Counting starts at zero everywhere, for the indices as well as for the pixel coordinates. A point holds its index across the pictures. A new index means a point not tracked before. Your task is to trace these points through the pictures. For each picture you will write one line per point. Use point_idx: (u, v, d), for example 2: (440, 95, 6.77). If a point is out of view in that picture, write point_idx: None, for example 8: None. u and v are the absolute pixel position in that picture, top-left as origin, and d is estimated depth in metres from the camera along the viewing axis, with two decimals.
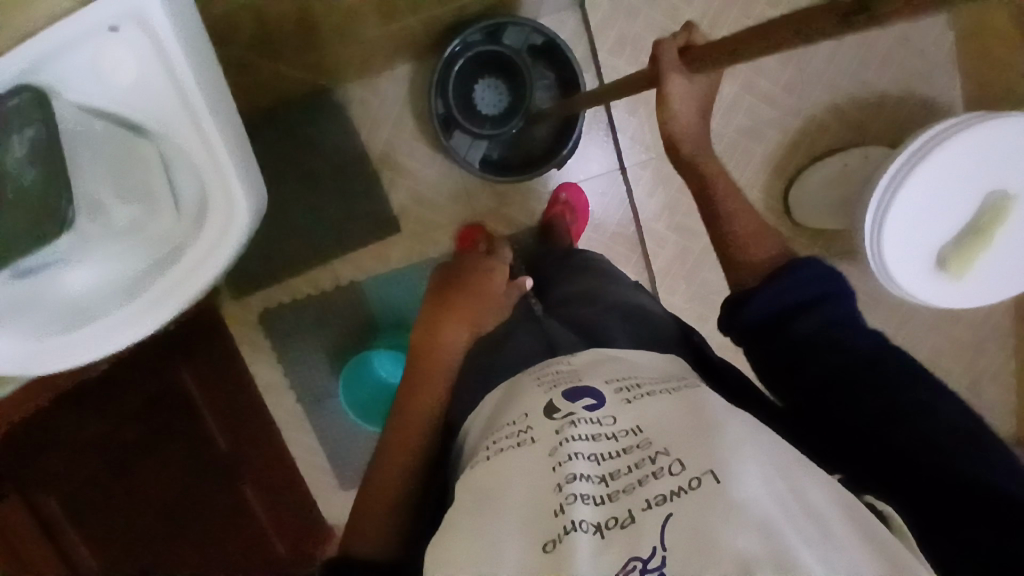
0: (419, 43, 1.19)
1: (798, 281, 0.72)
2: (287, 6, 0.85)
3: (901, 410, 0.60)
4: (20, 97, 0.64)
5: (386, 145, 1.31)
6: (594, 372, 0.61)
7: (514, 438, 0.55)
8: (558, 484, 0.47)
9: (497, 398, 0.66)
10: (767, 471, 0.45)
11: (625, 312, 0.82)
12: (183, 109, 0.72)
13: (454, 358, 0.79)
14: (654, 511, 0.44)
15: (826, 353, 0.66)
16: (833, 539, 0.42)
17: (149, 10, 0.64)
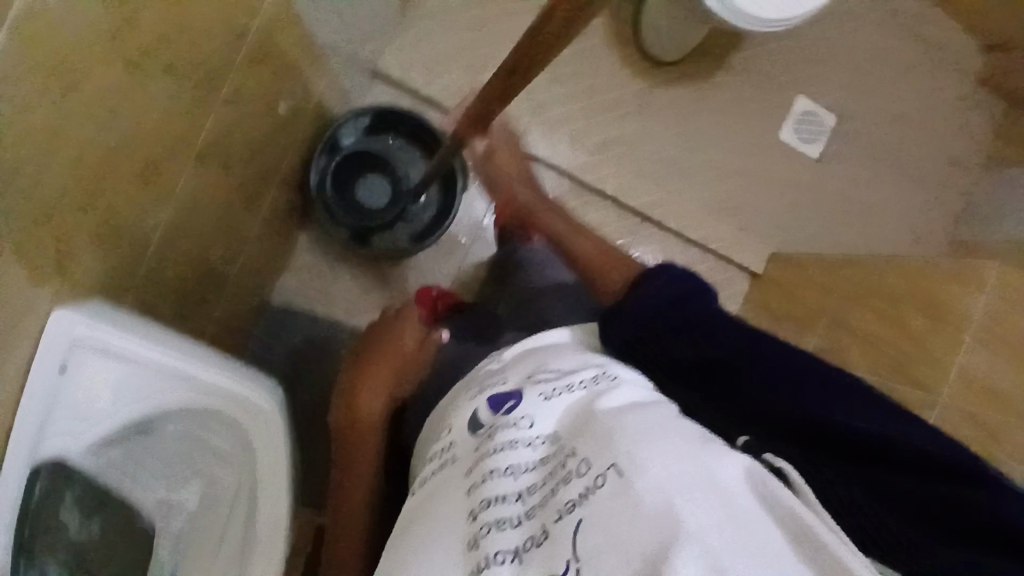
0: (294, 205, 1.23)
1: (658, 288, 0.73)
2: (179, 257, 0.88)
3: (759, 380, 0.63)
4: (42, 480, 0.67)
5: (342, 298, 1.34)
6: (517, 369, 0.65)
7: (440, 460, 0.60)
8: (473, 512, 0.51)
9: (441, 410, 0.70)
10: (676, 454, 0.47)
11: (560, 295, 1.02)
12: (174, 377, 0.77)
13: (374, 421, 0.91)
14: (564, 518, 0.46)
15: (690, 340, 0.68)
16: (740, 522, 0.43)
17: (80, 331, 0.67)
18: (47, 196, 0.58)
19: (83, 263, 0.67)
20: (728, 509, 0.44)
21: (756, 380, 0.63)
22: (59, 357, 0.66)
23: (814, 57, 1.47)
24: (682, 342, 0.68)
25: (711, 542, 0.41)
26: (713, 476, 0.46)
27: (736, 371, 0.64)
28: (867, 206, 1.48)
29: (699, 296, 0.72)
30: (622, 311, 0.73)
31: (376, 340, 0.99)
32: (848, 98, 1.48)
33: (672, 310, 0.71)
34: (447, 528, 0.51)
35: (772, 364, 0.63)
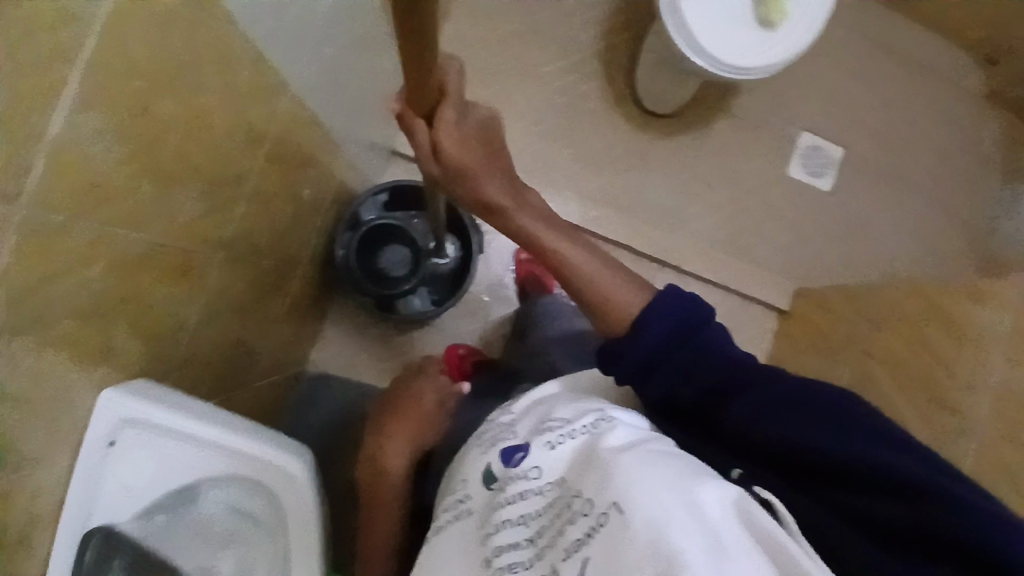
0: (322, 280, 1.32)
1: (658, 316, 0.72)
2: (214, 336, 0.96)
3: (749, 420, 0.66)
4: (93, 545, 0.72)
5: (372, 363, 1.40)
6: (525, 419, 0.64)
7: (453, 511, 0.59)
8: (487, 559, 0.51)
9: (457, 461, 0.69)
10: (673, 487, 0.46)
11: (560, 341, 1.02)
12: (209, 449, 0.83)
13: (398, 479, 0.89)
14: (570, 560, 0.46)
15: (690, 370, 0.70)
16: (736, 554, 0.41)
17: (125, 410, 0.74)
18: (92, 297, 0.67)
19: (127, 352, 0.75)
20: (725, 542, 0.42)
21: (744, 413, 0.66)
22: (106, 433, 0.74)
23: (810, 92, 1.50)
24: (682, 379, 0.71)
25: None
26: (715, 510, 0.44)
27: (730, 403, 0.68)
28: (882, 231, 1.48)
29: (698, 322, 0.72)
30: (618, 350, 0.73)
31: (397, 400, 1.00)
32: (849, 128, 1.51)
33: (669, 345, 0.71)
34: None
35: (759, 395, 0.66)
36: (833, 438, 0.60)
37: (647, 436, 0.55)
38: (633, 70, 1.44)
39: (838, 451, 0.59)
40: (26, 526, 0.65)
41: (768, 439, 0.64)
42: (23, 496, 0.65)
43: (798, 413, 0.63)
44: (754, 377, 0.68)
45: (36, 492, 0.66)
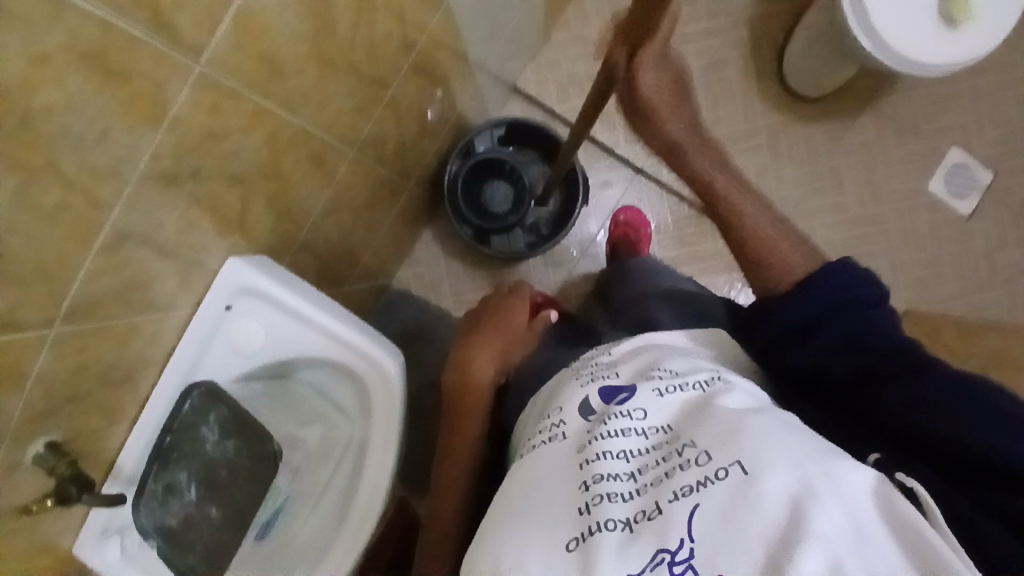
0: (425, 201, 1.33)
1: (825, 291, 0.65)
2: (327, 231, 0.99)
3: (904, 403, 0.55)
4: (194, 398, 0.77)
5: (453, 293, 1.42)
6: (630, 363, 0.62)
7: (546, 434, 0.56)
8: (585, 483, 0.49)
9: (546, 391, 0.67)
10: (803, 455, 0.44)
11: (664, 294, 0.89)
12: (316, 333, 0.85)
13: (487, 386, 0.83)
14: (680, 501, 0.44)
15: (844, 349, 0.61)
16: (863, 537, 0.40)
17: (247, 278, 0.78)
18: (238, 164, 0.70)
19: (252, 223, 0.78)
20: (852, 521, 0.41)
21: (899, 399, 0.56)
22: (225, 296, 0.78)
23: (974, 107, 1.38)
24: (834, 348, 0.61)
25: (839, 554, 0.39)
26: (846, 489, 0.42)
27: (887, 386, 0.57)
28: (1017, 269, 1.35)
29: (869, 304, 0.63)
30: (772, 313, 0.67)
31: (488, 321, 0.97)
32: (1007, 153, 1.37)
33: (832, 319, 0.63)
34: (546, 497, 0.50)
35: (923, 381, 0.55)
36: (977, 427, 0.51)
37: (762, 402, 0.53)
38: (784, 50, 1.35)
39: (999, 443, 0.49)
40: (138, 358, 0.70)
41: (924, 423, 0.53)
42: (140, 330, 0.69)
43: (962, 404, 0.53)
44: (917, 363, 0.57)
45: (152, 329, 0.71)
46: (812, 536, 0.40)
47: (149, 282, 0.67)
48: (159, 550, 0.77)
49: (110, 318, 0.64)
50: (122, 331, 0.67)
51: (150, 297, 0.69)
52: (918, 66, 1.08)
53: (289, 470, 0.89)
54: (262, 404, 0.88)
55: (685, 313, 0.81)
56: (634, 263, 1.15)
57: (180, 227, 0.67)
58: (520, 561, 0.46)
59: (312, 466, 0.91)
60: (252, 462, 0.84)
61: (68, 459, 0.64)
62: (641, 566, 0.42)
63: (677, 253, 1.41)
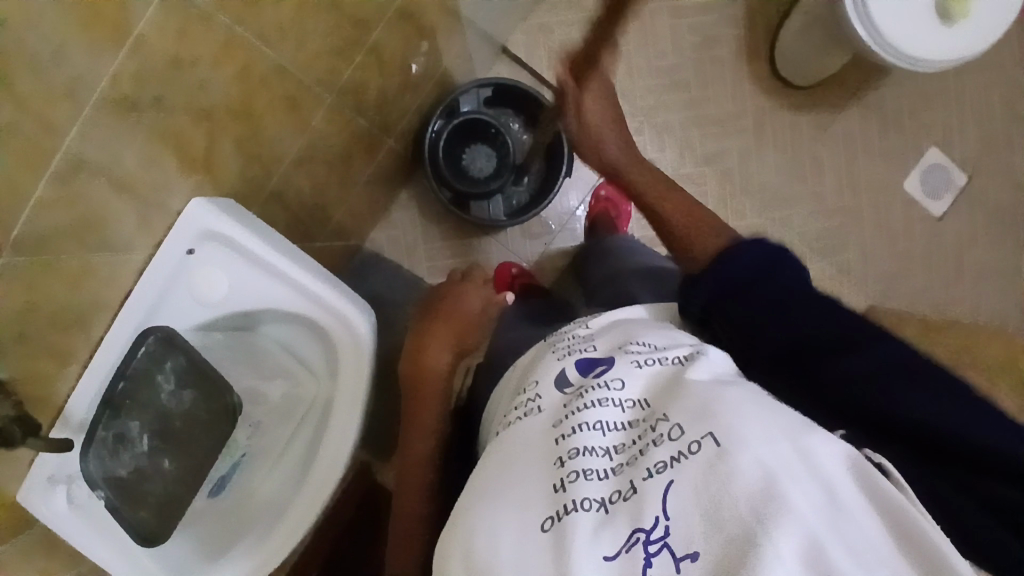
0: (403, 161, 1.29)
1: (740, 262, 0.61)
2: (300, 182, 0.95)
3: (850, 372, 0.52)
4: (149, 343, 0.72)
5: (428, 259, 1.39)
6: (608, 336, 0.60)
7: (522, 409, 0.55)
8: (560, 460, 0.47)
9: (525, 362, 0.65)
10: (780, 430, 0.43)
11: (642, 272, 0.87)
12: (278, 282, 0.81)
13: (444, 374, 0.80)
14: (654, 477, 0.43)
15: (777, 317, 0.57)
16: (838, 510, 0.40)
17: (208, 221, 0.74)
18: (207, 97, 0.65)
19: (220, 165, 0.74)
20: (827, 493, 0.40)
21: (845, 369, 0.52)
22: (186, 240, 0.73)
23: (955, 106, 1.39)
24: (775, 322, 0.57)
25: (813, 530, 0.38)
26: (822, 463, 0.41)
27: (829, 355, 0.54)
28: (982, 269, 1.38)
29: (787, 272, 0.60)
30: (699, 282, 0.63)
31: (440, 299, 0.90)
32: (982, 153, 1.40)
33: (756, 286, 0.60)
34: (523, 472, 0.48)
35: (855, 354, 0.53)
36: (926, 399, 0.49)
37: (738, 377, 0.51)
38: (777, 35, 1.34)
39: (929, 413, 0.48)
40: (91, 298, 0.66)
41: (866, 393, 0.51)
42: (93, 269, 0.65)
43: (904, 375, 0.50)
44: (860, 335, 0.54)
45: (107, 269, 0.66)
46: (790, 512, 0.39)
47: (105, 219, 0.63)
48: (107, 501, 0.73)
49: (61, 253, 0.60)
50: (75, 269, 0.62)
51: (106, 234, 0.64)
52: (911, 61, 1.09)
53: (249, 424, 0.84)
54: (226, 360, 0.83)
55: (664, 291, 0.80)
56: (612, 240, 1.13)
57: (141, 161, 0.63)
58: (494, 539, 0.45)
59: (273, 421, 0.87)
60: (209, 414, 0.78)
61: (12, 401, 0.58)
62: (617, 548, 0.42)
63: (656, 231, 1.40)
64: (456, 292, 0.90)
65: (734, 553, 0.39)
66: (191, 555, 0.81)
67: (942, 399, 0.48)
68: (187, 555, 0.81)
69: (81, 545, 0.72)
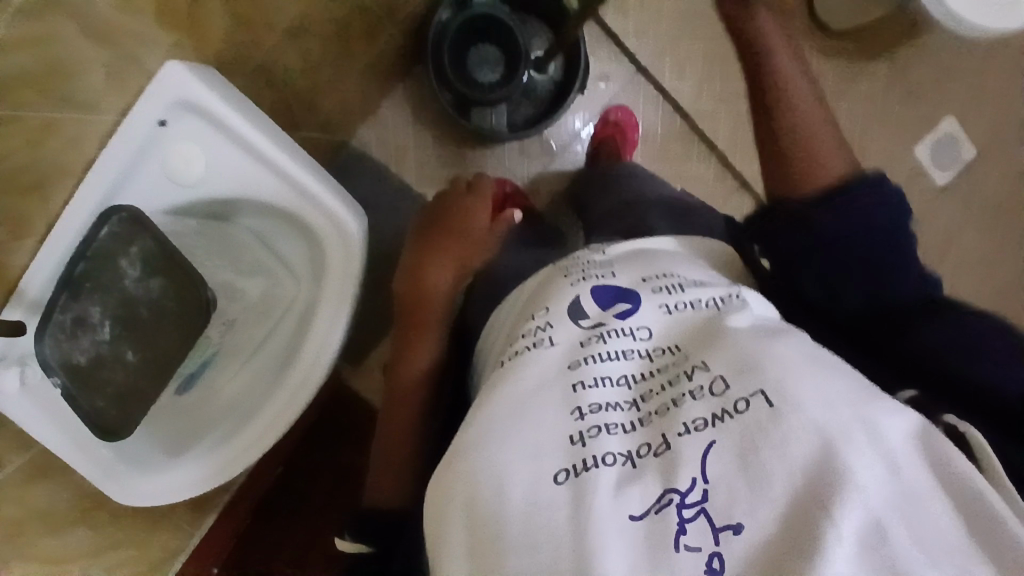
0: (403, 51, 1.17)
1: (855, 205, 0.56)
2: (291, 57, 0.84)
3: (933, 345, 0.51)
4: (112, 225, 0.64)
5: (418, 164, 1.30)
6: (628, 264, 0.56)
7: (530, 338, 0.50)
8: (579, 411, 0.44)
9: (532, 287, 0.59)
10: (836, 390, 0.41)
11: (662, 204, 0.83)
12: (267, 170, 0.72)
13: (445, 296, 0.75)
14: (691, 436, 0.41)
15: (873, 274, 0.55)
16: (910, 494, 0.37)
17: (190, 88, 0.63)
18: None
19: (207, 22, 0.64)
20: (890, 465, 0.38)
21: (924, 338, 0.52)
22: (161, 107, 0.63)
23: (980, 77, 1.35)
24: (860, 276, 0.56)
25: (876, 504, 0.36)
26: (887, 434, 0.39)
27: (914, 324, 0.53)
28: (972, 247, 1.38)
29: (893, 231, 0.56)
30: (773, 232, 0.60)
31: (443, 214, 0.86)
32: (997, 132, 1.37)
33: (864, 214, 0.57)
34: (538, 418, 0.44)
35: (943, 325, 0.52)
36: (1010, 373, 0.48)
37: (782, 325, 0.48)
38: None
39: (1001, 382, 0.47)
40: (52, 161, 0.57)
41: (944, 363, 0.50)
42: (57, 127, 0.55)
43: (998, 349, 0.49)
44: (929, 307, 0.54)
45: (72, 130, 0.57)
46: (850, 485, 0.37)
47: (73, 70, 0.53)
48: (63, 390, 0.65)
49: (22, 108, 0.51)
50: (37, 129, 0.53)
51: (73, 89, 0.54)
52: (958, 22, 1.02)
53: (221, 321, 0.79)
54: (196, 247, 0.76)
55: (684, 227, 0.76)
56: (620, 165, 1.06)
57: (118, 4, 0.53)
58: (502, 485, 0.41)
59: (246, 321, 0.83)
60: (179, 307, 0.72)
61: None
62: (645, 507, 0.40)
63: (660, 166, 1.34)
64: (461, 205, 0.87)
65: (786, 531, 0.37)
66: (152, 449, 0.77)
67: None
68: (149, 452, 0.77)
69: (44, 441, 0.67)
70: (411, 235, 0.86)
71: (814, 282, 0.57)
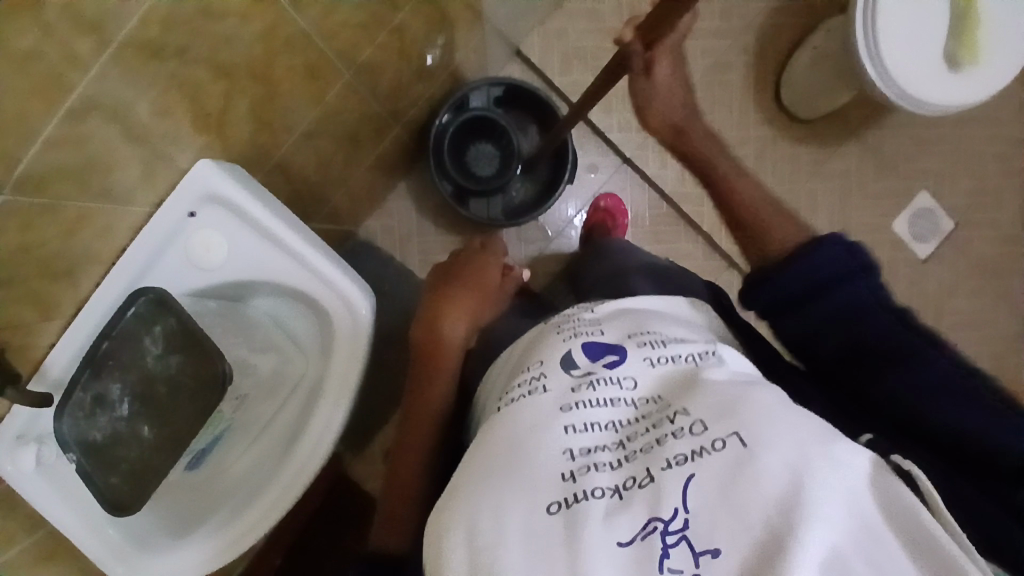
0: (407, 150, 1.28)
1: (818, 259, 0.61)
2: (305, 156, 0.92)
3: (896, 390, 0.54)
4: (139, 305, 0.68)
5: (420, 251, 1.37)
6: (615, 323, 0.60)
7: (525, 387, 0.53)
8: (570, 452, 0.47)
9: (523, 348, 0.63)
10: (802, 430, 0.44)
11: (646, 272, 0.88)
12: (281, 256, 0.78)
13: (459, 346, 0.78)
14: (674, 469, 0.43)
15: (849, 326, 0.58)
16: (868, 528, 0.40)
17: (219, 185, 0.71)
18: (231, 54, 0.63)
19: (232, 126, 0.72)
20: (851, 506, 0.41)
21: (891, 385, 0.55)
22: (190, 199, 0.70)
23: (951, 154, 1.43)
24: (828, 330, 0.60)
25: (836, 540, 0.40)
26: (847, 470, 0.42)
27: (885, 368, 0.55)
28: (957, 314, 1.41)
29: (871, 275, 0.60)
30: (765, 282, 0.64)
31: (458, 268, 0.90)
32: (972, 204, 1.44)
33: (822, 282, 0.61)
34: (531, 455, 0.47)
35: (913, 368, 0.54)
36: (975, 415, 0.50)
37: (756, 377, 0.52)
38: (787, 65, 1.37)
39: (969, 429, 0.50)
40: (85, 247, 0.63)
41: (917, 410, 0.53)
42: (93, 217, 0.62)
43: (957, 393, 0.51)
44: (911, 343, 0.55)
45: (105, 220, 0.64)
46: (815, 513, 0.40)
47: (112, 168, 0.61)
48: (78, 466, 0.67)
49: (64, 201, 0.57)
50: (70, 216, 0.59)
51: (109, 183, 0.62)
52: (913, 102, 1.11)
53: (234, 397, 0.77)
54: (216, 326, 0.77)
55: (664, 291, 0.81)
56: (607, 243, 1.13)
57: (154, 113, 0.61)
58: (497, 518, 0.44)
59: (259, 398, 0.82)
60: (197, 385, 0.70)
61: None
62: (632, 534, 0.42)
63: (649, 246, 1.41)
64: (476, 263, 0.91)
65: (761, 554, 0.39)
66: (163, 526, 0.78)
67: (986, 408, 0.50)
68: (156, 530, 0.77)
69: (43, 509, 0.68)
70: (426, 284, 0.89)
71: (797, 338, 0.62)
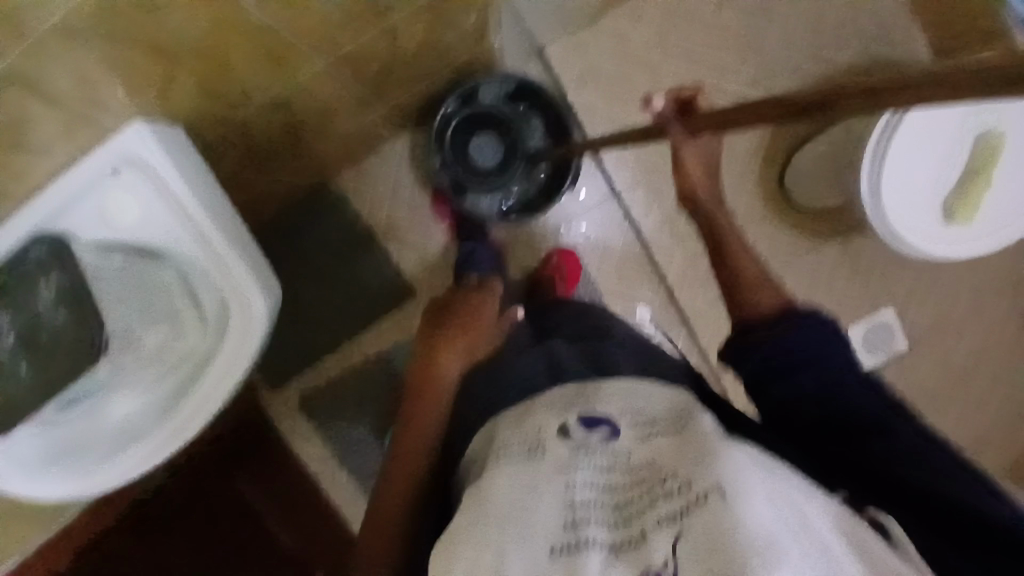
0: (397, 120, 1.24)
1: (806, 336, 0.67)
2: (268, 119, 0.90)
3: (886, 454, 0.60)
4: (39, 249, 0.71)
5: (387, 218, 1.32)
6: (608, 395, 0.64)
7: (522, 456, 0.58)
8: (571, 511, 0.51)
9: (516, 408, 0.68)
10: (772, 490, 0.47)
11: (625, 336, 0.85)
12: (190, 232, 0.78)
13: (451, 383, 0.82)
14: (665, 531, 0.46)
15: (831, 394, 0.65)
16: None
17: (141, 149, 0.71)
18: (177, 40, 0.62)
19: (178, 94, 0.70)
20: (827, 553, 0.44)
21: (885, 447, 0.60)
22: (109, 159, 0.71)
23: (929, 280, 1.42)
24: (813, 391, 0.65)
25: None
26: (821, 532, 0.46)
27: (868, 439, 0.61)
28: None
29: (833, 349, 0.67)
30: (750, 348, 0.70)
31: (454, 304, 0.93)
32: (931, 334, 1.43)
33: (818, 355, 0.66)
34: (526, 520, 0.51)
35: (899, 440, 0.60)
36: (953, 484, 0.56)
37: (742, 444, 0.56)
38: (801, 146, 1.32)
39: (952, 493, 0.55)
40: None
41: (902, 473, 0.58)
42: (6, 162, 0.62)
43: (932, 463, 0.58)
44: (897, 422, 0.61)
45: (22, 165, 0.64)
46: (788, 557, 0.42)
47: (30, 124, 0.60)
48: None
49: None
50: None
51: (26, 136, 0.61)
52: (896, 238, 1.05)
53: (112, 362, 0.77)
54: (113, 288, 0.77)
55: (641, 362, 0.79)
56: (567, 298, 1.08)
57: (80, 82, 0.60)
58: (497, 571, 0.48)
59: (144, 365, 0.80)
60: (75, 337, 0.71)
61: None
62: None
63: (611, 281, 1.40)
64: (474, 298, 0.96)
65: None
66: (36, 452, 0.80)
67: (958, 478, 0.56)
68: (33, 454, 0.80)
69: None
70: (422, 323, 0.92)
71: (787, 403, 0.67)
